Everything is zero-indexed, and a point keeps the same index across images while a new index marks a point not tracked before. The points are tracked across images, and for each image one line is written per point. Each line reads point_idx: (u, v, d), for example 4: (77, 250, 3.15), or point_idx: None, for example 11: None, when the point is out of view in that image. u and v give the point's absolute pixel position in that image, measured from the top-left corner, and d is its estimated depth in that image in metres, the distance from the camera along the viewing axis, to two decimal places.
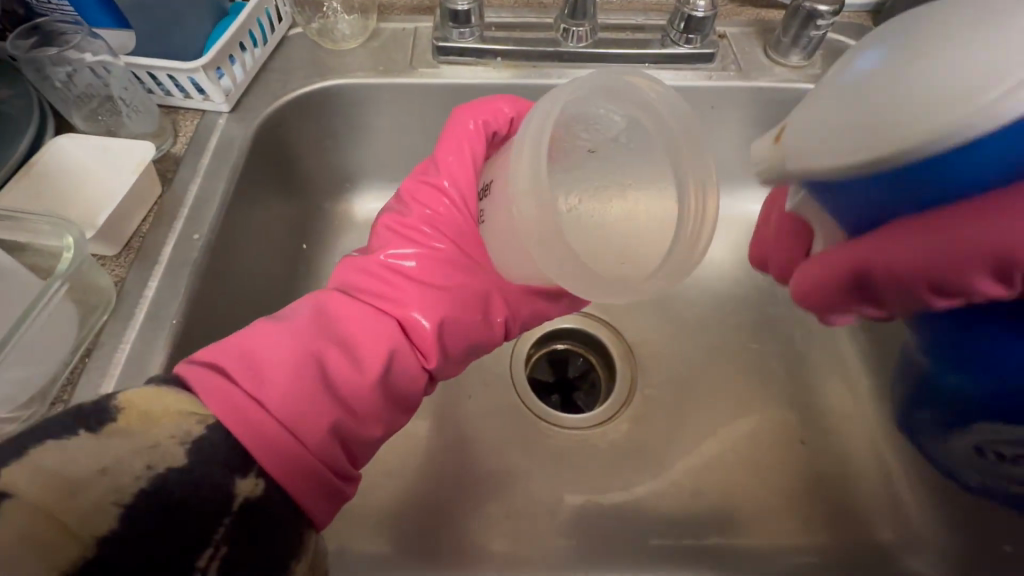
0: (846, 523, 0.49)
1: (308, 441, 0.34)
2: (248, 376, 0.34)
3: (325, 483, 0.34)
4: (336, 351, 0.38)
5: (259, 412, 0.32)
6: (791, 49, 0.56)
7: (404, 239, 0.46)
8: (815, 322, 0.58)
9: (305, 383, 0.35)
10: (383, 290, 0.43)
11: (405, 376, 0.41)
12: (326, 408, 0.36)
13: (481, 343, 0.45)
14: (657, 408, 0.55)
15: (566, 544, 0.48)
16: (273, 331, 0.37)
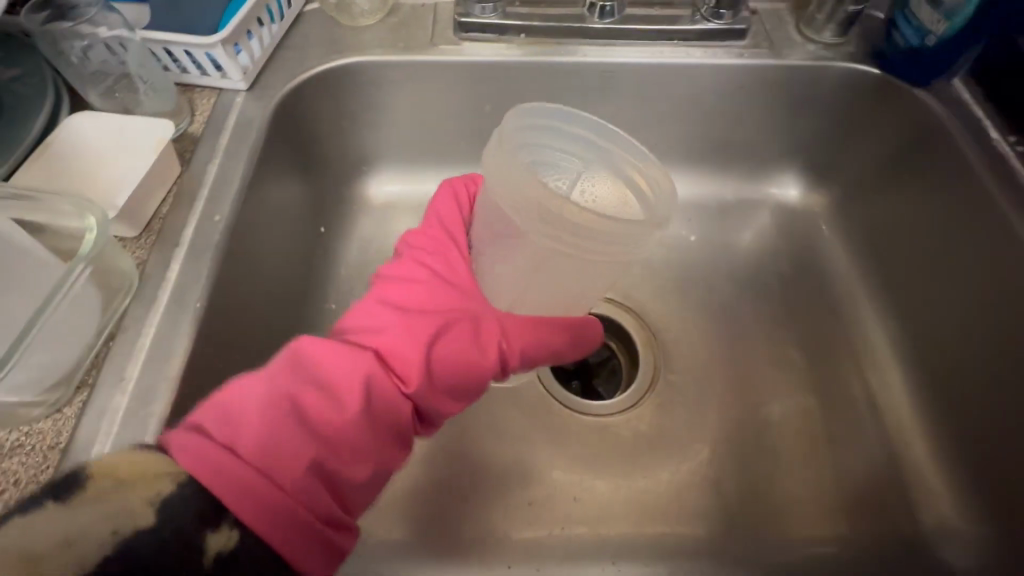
0: (878, 518, 0.48)
1: (288, 489, 0.32)
2: (226, 427, 0.33)
3: (307, 527, 0.32)
4: (318, 392, 0.36)
5: (234, 462, 0.31)
6: (825, 25, 0.54)
7: (392, 279, 0.46)
8: (846, 308, 0.57)
9: (284, 426, 0.34)
10: (371, 326, 0.42)
11: (391, 408, 0.38)
12: (307, 450, 0.34)
13: (475, 374, 0.42)
14: (681, 395, 0.54)
15: (589, 533, 0.48)
16: (253, 377, 0.36)
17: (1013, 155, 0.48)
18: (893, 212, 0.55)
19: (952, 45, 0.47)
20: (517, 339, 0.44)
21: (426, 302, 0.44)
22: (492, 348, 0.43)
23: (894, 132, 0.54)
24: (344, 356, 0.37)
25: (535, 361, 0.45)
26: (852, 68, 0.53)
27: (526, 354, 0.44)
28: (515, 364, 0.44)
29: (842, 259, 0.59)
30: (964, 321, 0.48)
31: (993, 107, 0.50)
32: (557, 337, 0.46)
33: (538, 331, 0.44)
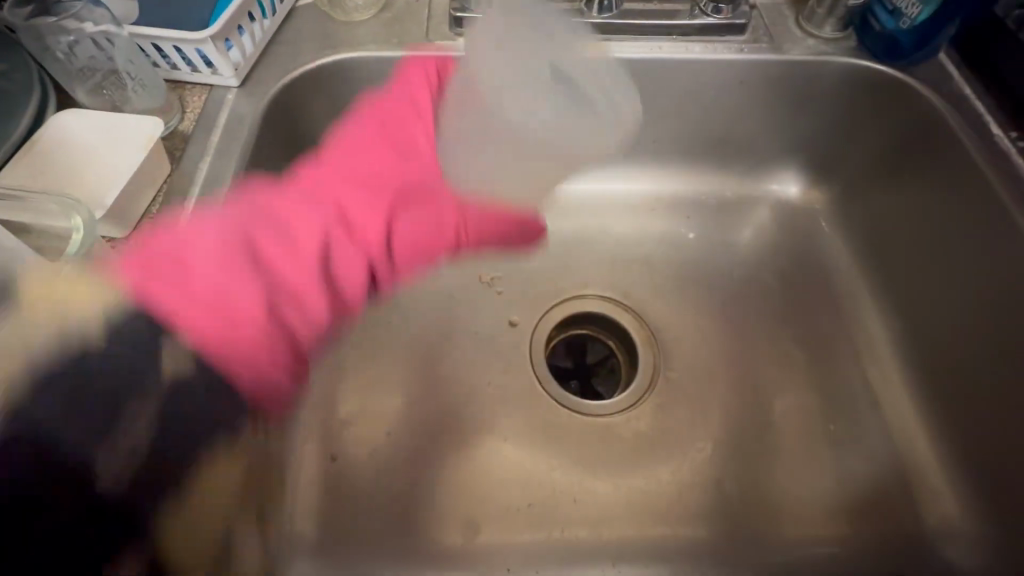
0: (880, 517, 0.47)
1: (237, 310, 0.33)
2: (176, 267, 0.33)
3: (264, 369, 0.33)
4: (273, 236, 0.37)
5: (179, 292, 0.32)
6: (824, 19, 0.53)
7: (349, 137, 0.45)
8: (846, 306, 0.56)
9: (234, 256, 0.34)
10: (323, 193, 0.41)
11: (348, 264, 0.39)
12: (260, 289, 0.34)
13: (431, 248, 0.44)
14: (680, 394, 0.53)
15: (589, 533, 0.48)
16: (204, 218, 0.36)
17: (1015, 151, 0.47)
18: (894, 209, 0.54)
19: (924, 30, 0.49)
20: (479, 215, 0.44)
21: (388, 174, 0.44)
22: (447, 227, 0.44)
23: (894, 127, 0.54)
24: (304, 210, 0.39)
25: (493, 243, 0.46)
26: (852, 63, 0.52)
27: (486, 228, 0.45)
28: (471, 242, 0.45)
29: (841, 256, 0.58)
30: (967, 319, 0.48)
31: (995, 103, 0.50)
32: (510, 230, 0.46)
33: (495, 225, 0.44)
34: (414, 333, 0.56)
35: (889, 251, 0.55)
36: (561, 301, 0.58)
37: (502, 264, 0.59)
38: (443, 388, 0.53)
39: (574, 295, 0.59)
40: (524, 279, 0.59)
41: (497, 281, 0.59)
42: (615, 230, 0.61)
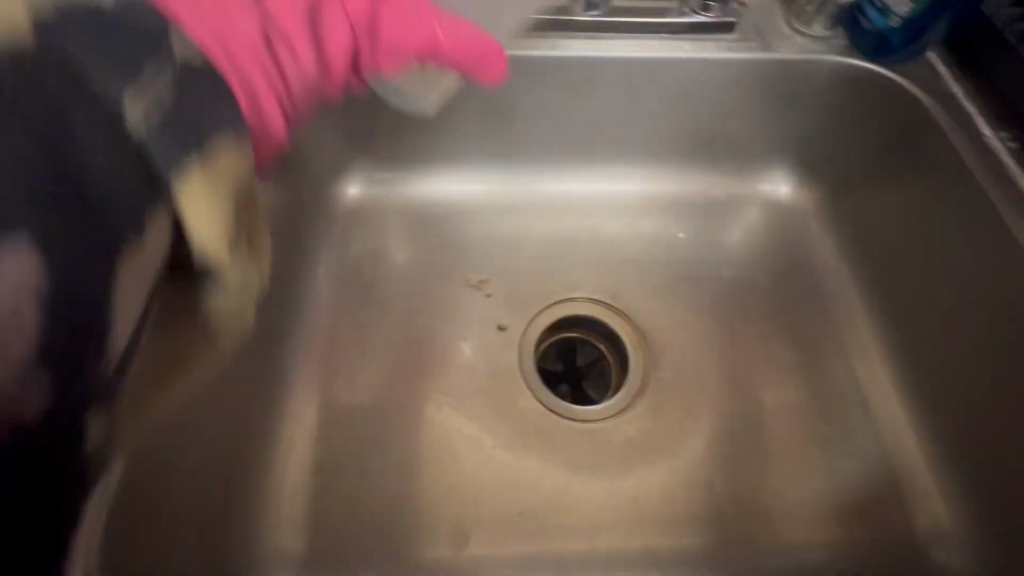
0: (873, 522, 0.47)
1: (227, 50, 0.31)
2: None
3: (257, 50, 0.33)
4: None
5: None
6: (814, 17, 0.53)
7: None
8: (836, 306, 0.56)
9: (256, 38, 0.33)
10: None
11: (335, 28, 0.36)
12: (252, 17, 0.32)
13: (409, 52, 0.39)
14: (671, 398, 0.53)
15: (581, 543, 0.47)
16: None
17: (1004, 151, 0.47)
18: (884, 207, 0.54)
19: (912, 29, 0.49)
20: (447, 27, 0.40)
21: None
22: (426, 27, 0.39)
23: (883, 126, 0.53)
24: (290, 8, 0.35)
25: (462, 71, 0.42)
26: (842, 62, 0.52)
27: (454, 48, 0.41)
28: (443, 57, 0.41)
29: (831, 256, 0.58)
30: (957, 319, 0.48)
31: (984, 103, 0.49)
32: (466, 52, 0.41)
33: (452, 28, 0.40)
34: (400, 338, 0.54)
35: (879, 251, 0.54)
36: (549, 304, 0.57)
37: (490, 266, 0.58)
38: (431, 394, 0.52)
39: (563, 299, 0.57)
40: (512, 281, 0.58)
41: (484, 284, 0.57)
42: (604, 231, 0.60)
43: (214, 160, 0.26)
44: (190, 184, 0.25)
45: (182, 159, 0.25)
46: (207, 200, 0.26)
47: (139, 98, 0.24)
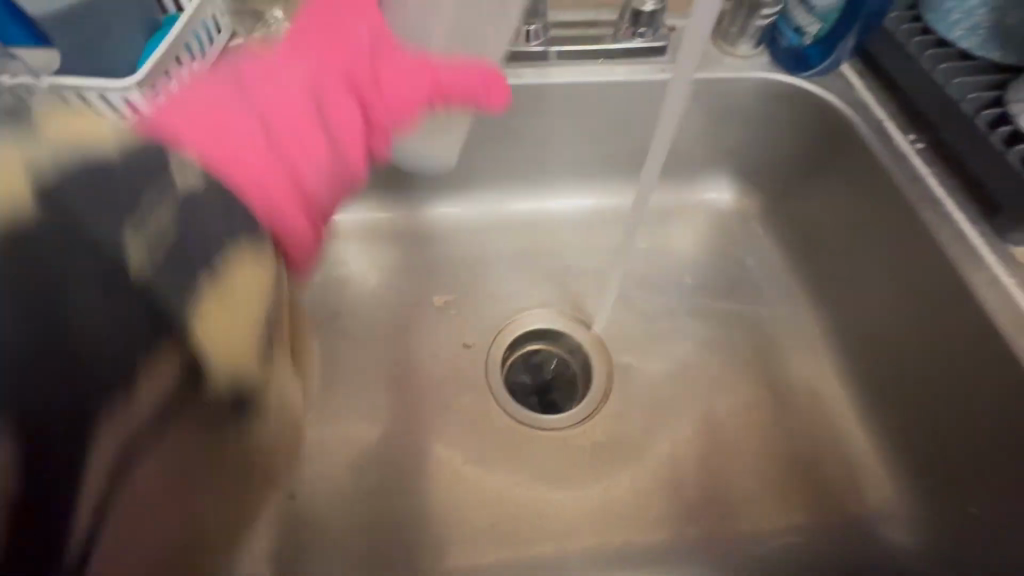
0: (827, 504, 0.50)
1: (229, 156, 0.27)
2: (175, 113, 0.28)
3: (272, 179, 0.28)
4: (263, 88, 0.31)
5: (189, 137, 0.27)
6: (739, 39, 0.56)
7: (310, 33, 0.36)
8: (779, 304, 0.59)
9: (257, 141, 0.29)
10: (288, 66, 0.33)
11: (346, 120, 0.34)
12: (252, 129, 0.29)
13: (415, 104, 0.39)
14: (634, 403, 0.55)
15: (553, 548, 0.49)
16: (192, 83, 0.30)
17: (913, 152, 0.51)
18: (817, 209, 0.58)
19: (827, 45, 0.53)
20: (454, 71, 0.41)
21: (370, 27, 0.38)
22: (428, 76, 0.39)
23: (809, 134, 0.57)
24: (300, 112, 0.31)
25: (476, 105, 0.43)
26: (766, 78, 0.56)
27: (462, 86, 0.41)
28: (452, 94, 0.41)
29: (776, 255, 0.61)
30: (891, 311, 0.50)
31: (895, 109, 0.53)
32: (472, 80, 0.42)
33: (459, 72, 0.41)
34: (369, 364, 0.55)
35: (818, 249, 0.58)
36: (513, 318, 0.59)
37: (455, 287, 0.60)
38: (401, 415, 0.53)
39: (526, 313, 0.60)
40: (475, 300, 0.60)
41: (450, 305, 0.59)
42: (563, 246, 0.63)
43: (236, 284, 0.26)
44: (204, 305, 0.24)
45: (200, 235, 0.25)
46: (228, 332, 0.25)
47: (140, 235, 0.23)
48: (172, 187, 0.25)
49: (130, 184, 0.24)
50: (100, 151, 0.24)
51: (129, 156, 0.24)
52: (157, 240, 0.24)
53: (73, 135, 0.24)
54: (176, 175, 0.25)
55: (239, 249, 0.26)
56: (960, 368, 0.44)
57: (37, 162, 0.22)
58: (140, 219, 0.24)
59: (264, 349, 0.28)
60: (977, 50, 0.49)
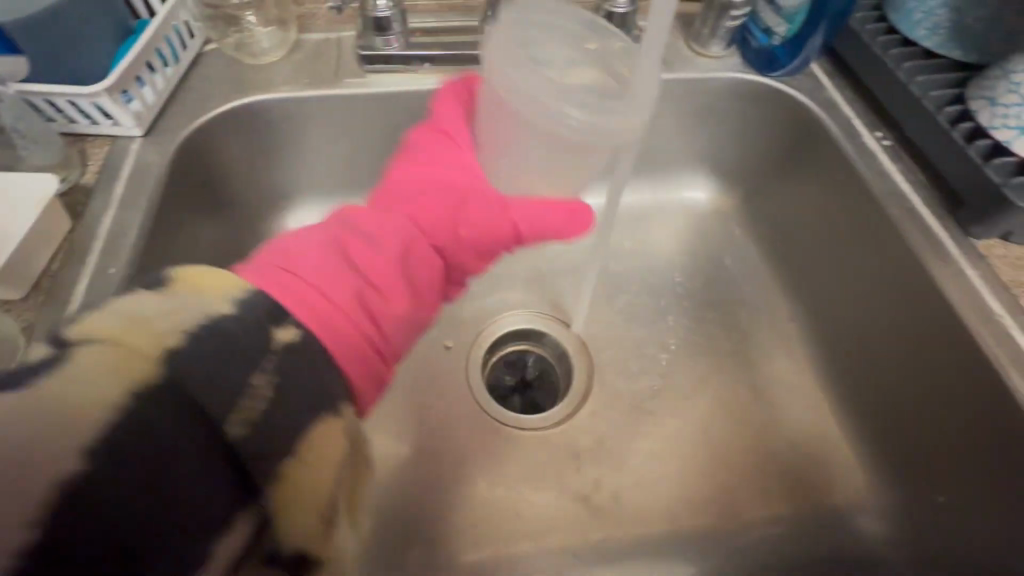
0: (804, 496, 0.50)
1: (326, 315, 0.34)
2: (297, 268, 0.35)
3: (362, 334, 0.36)
4: (361, 248, 0.38)
5: (305, 288, 0.34)
6: (710, 40, 0.57)
7: (411, 193, 0.44)
8: (756, 301, 0.60)
9: (352, 299, 0.36)
10: (381, 224, 0.40)
11: (423, 269, 0.41)
12: (348, 284, 0.36)
13: (492, 246, 0.44)
14: (614, 400, 0.55)
15: (531, 546, 0.48)
16: (308, 236, 0.38)
17: (880, 148, 0.52)
18: (791, 206, 0.59)
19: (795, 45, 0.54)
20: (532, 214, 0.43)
21: (459, 181, 0.44)
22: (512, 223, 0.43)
23: (781, 133, 0.58)
24: (385, 270, 0.39)
25: (552, 237, 0.45)
26: (737, 78, 0.57)
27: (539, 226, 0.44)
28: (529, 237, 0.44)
29: (753, 252, 0.62)
30: (863, 305, 0.51)
31: (862, 107, 0.54)
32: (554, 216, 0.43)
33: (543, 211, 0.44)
34: None
35: (795, 245, 0.58)
36: (493, 320, 0.60)
37: None
38: (381, 417, 0.53)
39: (506, 315, 0.60)
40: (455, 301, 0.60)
41: None
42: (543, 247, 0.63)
43: (322, 435, 0.28)
44: (290, 472, 0.26)
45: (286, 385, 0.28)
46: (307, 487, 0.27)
47: (263, 373, 0.26)
48: (273, 348, 0.28)
49: (240, 368, 0.26)
50: (225, 326, 0.27)
51: (244, 331, 0.27)
52: (266, 399, 0.26)
53: (202, 304, 0.27)
54: (274, 329, 0.28)
55: (323, 427, 0.28)
56: (927, 358, 0.45)
57: (171, 336, 0.25)
58: (242, 414, 0.25)
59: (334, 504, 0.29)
60: (938, 48, 0.50)
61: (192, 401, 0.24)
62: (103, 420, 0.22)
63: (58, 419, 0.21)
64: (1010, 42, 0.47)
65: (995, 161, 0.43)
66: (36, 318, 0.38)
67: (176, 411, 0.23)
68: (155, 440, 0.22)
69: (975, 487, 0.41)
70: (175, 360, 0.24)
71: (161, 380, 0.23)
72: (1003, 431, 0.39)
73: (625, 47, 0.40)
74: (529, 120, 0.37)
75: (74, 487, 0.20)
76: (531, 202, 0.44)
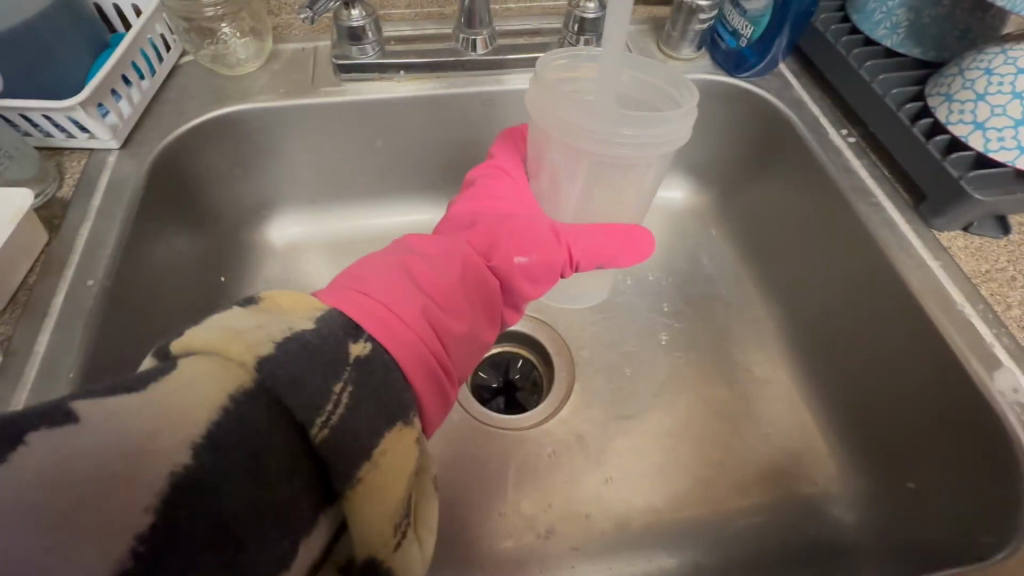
0: (782, 486, 0.51)
1: (396, 333, 0.31)
2: (365, 286, 0.33)
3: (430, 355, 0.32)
4: (426, 268, 0.36)
5: (369, 298, 0.32)
6: (680, 43, 0.58)
7: (467, 222, 0.44)
8: (733, 297, 0.61)
9: (421, 316, 0.33)
10: (441, 245, 0.38)
11: (487, 289, 0.39)
12: (418, 301, 0.34)
13: (552, 273, 0.43)
14: (596, 399, 0.56)
15: (516, 543, 0.49)
16: (368, 261, 0.36)
17: (846, 145, 0.53)
18: (763, 203, 0.60)
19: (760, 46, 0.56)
20: (586, 244, 0.44)
21: (515, 211, 0.45)
22: (566, 248, 0.44)
23: (752, 133, 0.60)
24: (452, 289, 0.36)
25: (602, 265, 0.46)
26: (708, 79, 0.58)
27: (592, 254, 0.45)
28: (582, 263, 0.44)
29: (729, 250, 0.63)
30: (833, 298, 0.52)
31: (829, 105, 0.56)
32: (610, 242, 0.45)
33: (599, 238, 0.45)
34: None
35: (769, 242, 0.60)
36: None
37: None
38: None
39: None
40: None
41: None
42: None
43: (393, 446, 0.28)
44: (360, 486, 0.27)
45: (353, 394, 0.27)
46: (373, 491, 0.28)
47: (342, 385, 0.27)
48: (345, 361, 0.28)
49: (324, 379, 0.26)
50: (308, 337, 0.27)
51: (329, 342, 0.28)
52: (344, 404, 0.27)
53: (286, 315, 0.28)
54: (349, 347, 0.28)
55: (392, 436, 0.28)
56: (897, 348, 0.46)
57: (262, 345, 0.26)
58: (326, 420, 0.26)
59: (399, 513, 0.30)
60: (898, 46, 0.52)
61: (280, 404, 0.25)
62: (207, 419, 0.23)
63: (165, 419, 0.23)
64: (965, 38, 0.49)
65: (952, 156, 0.44)
66: (14, 330, 0.38)
67: (269, 412, 0.25)
68: (252, 438, 0.24)
69: (942, 472, 0.42)
70: (267, 367, 0.25)
71: (255, 384, 0.25)
72: (966, 416, 0.41)
73: (670, 76, 0.43)
74: (578, 148, 0.41)
75: (184, 479, 0.22)
76: (590, 229, 0.45)
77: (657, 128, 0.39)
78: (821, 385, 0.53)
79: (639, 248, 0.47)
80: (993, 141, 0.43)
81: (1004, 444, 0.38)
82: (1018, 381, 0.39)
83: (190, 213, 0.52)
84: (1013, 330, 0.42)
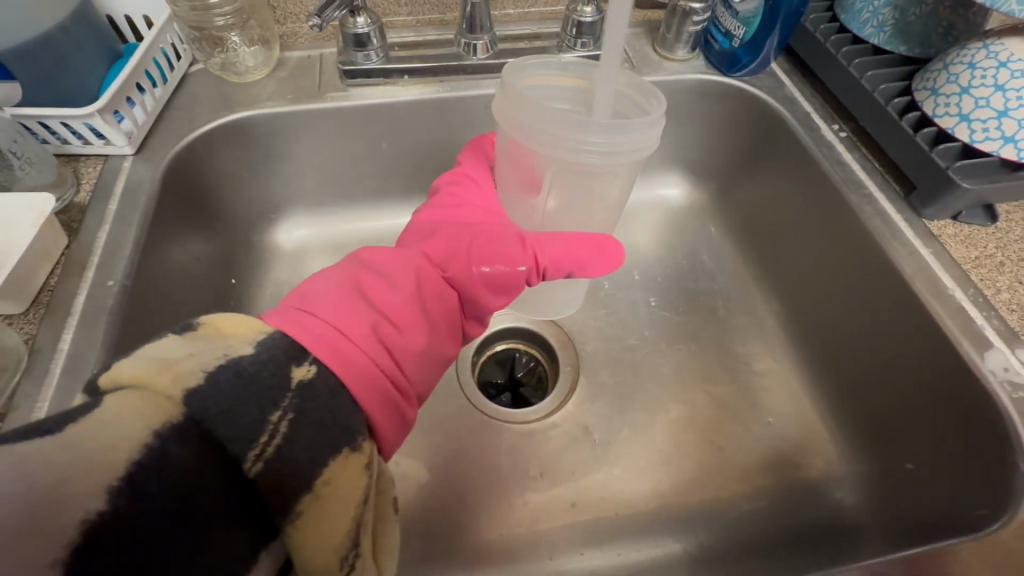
0: (785, 472, 0.52)
1: (341, 350, 0.32)
2: (314, 304, 0.35)
3: (377, 371, 0.34)
4: (378, 283, 0.38)
5: (321, 322, 0.33)
6: (675, 44, 0.60)
7: (428, 234, 0.45)
8: (731, 290, 0.62)
9: (369, 333, 0.35)
10: (396, 259, 0.40)
11: (442, 301, 0.40)
12: (365, 318, 0.35)
13: (514, 283, 0.43)
14: (599, 393, 0.57)
15: (523, 534, 0.50)
16: (322, 276, 0.38)
17: (838, 139, 0.55)
18: (757, 198, 0.62)
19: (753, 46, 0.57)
20: (552, 251, 0.44)
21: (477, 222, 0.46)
22: (531, 254, 0.43)
23: (745, 131, 0.61)
24: (404, 303, 0.37)
25: (573, 271, 0.45)
26: (702, 80, 0.60)
27: (558, 261, 0.44)
28: (549, 271, 0.44)
29: (726, 245, 0.65)
30: (828, 289, 0.54)
31: (820, 102, 0.58)
32: (577, 248, 0.45)
33: (565, 244, 0.44)
34: None
35: (765, 236, 0.61)
36: None
37: None
38: None
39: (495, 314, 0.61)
40: None
41: None
42: None
43: (337, 473, 0.29)
44: (306, 512, 0.28)
45: (285, 422, 0.28)
46: (320, 517, 0.29)
47: (278, 414, 0.28)
48: (287, 387, 0.29)
49: (262, 404, 0.28)
50: (243, 365, 0.28)
51: (269, 369, 0.29)
52: (277, 435, 0.27)
53: (225, 342, 0.30)
54: (291, 370, 0.30)
55: (336, 464, 0.29)
56: (892, 333, 0.47)
57: (191, 376, 0.27)
58: (260, 453, 0.27)
59: (351, 537, 0.30)
60: (885, 44, 0.54)
61: (210, 438, 0.26)
62: (127, 462, 0.23)
63: (112, 448, 0.23)
64: (949, 36, 0.51)
65: (939, 147, 0.46)
66: (38, 329, 0.39)
67: (195, 448, 0.25)
68: (176, 478, 0.24)
69: (938, 452, 0.44)
70: (194, 400, 0.26)
71: (181, 419, 0.25)
72: (957, 395, 0.42)
73: (641, 83, 0.44)
74: (549, 156, 0.42)
75: (100, 525, 0.22)
76: (557, 237, 0.44)
77: (632, 134, 0.40)
78: (819, 374, 0.55)
79: (610, 256, 0.46)
80: (978, 132, 0.45)
81: (998, 422, 0.40)
82: (1009, 361, 0.41)
83: (201, 217, 0.54)
84: (1003, 312, 0.44)
